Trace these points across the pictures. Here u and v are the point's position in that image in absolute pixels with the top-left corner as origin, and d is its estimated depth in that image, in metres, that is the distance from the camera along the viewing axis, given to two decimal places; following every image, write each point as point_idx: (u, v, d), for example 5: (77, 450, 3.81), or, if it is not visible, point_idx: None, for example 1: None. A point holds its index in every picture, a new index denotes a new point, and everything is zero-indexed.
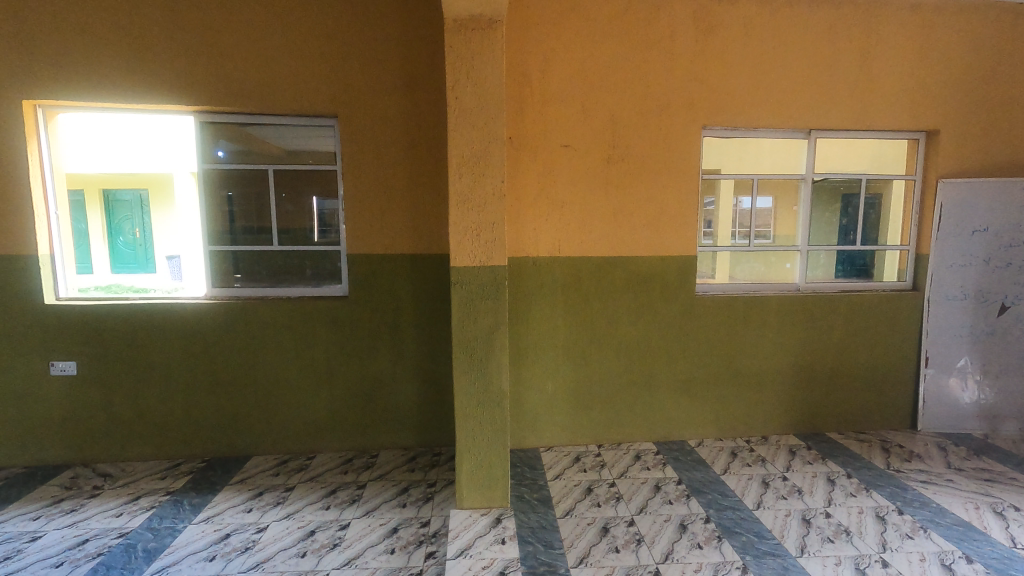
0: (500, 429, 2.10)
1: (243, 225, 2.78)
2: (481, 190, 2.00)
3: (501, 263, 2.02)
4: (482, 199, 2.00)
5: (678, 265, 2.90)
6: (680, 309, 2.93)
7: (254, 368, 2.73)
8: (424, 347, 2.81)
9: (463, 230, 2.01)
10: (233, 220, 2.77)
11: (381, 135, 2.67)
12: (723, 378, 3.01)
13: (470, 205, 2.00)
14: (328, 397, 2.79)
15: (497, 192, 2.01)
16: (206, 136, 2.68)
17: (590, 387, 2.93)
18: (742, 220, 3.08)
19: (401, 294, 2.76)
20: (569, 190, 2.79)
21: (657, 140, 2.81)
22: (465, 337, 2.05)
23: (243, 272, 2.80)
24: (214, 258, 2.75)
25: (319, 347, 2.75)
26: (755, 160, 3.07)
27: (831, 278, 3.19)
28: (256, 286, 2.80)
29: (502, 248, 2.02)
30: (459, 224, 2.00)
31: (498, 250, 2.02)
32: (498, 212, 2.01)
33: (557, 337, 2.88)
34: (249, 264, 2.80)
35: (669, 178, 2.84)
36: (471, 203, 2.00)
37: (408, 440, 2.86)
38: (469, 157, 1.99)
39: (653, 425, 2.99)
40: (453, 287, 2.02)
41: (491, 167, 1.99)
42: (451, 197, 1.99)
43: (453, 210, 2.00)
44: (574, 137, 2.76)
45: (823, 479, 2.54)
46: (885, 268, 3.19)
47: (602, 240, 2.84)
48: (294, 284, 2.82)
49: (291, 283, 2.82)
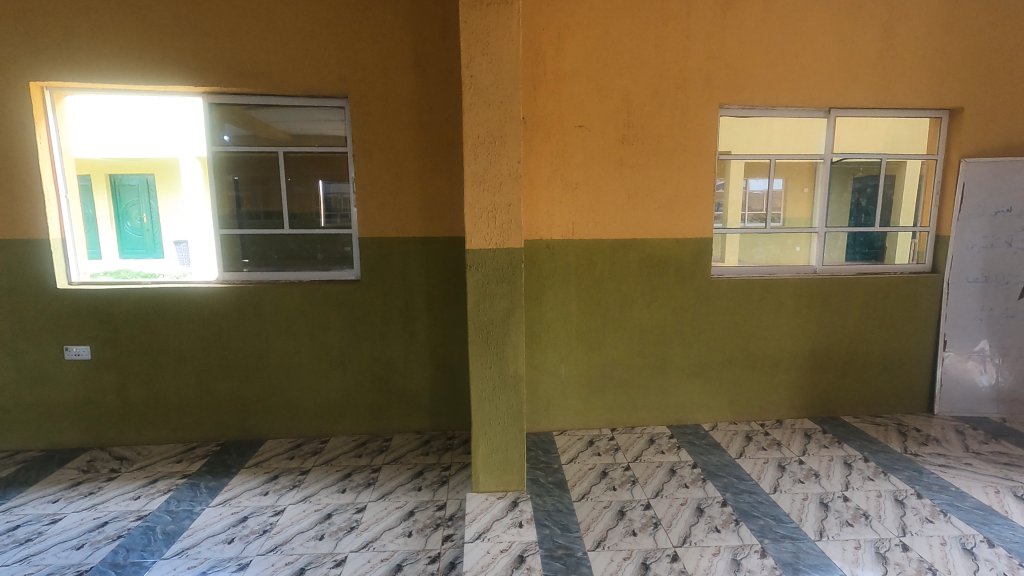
0: (516, 412, 2.09)
1: (252, 208, 2.74)
2: (498, 171, 1.96)
3: (517, 245, 1.99)
4: (498, 180, 1.97)
5: (693, 248, 2.85)
6: (695, 292, 2.89)
7: (267, 352, 2.73)
8: (436, 331, 2.79)
9: (478, 211, 1.97)
10: (241, 203, 2.73)
11: (392, 116, 2.62)
12: (737, 362, 2.98)
13: (486, 186, 1.97)
14: (341, 381, 2.78)
15: (514, 173, 1.97)
16: (212, 119, 2.64)
17: (604, 371, 2.91)
18: (757, 202, 3.02)
19: (413, 278, 2.73)
20: (583, 171, 2.74)
21: (674, 120, 2.75)
22: (481, 320, 2.02)
23: (251, 256, 2.77)
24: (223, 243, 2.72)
25: (331, 331, 2.74)
26: (766, 141, 3.02)
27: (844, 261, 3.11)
28: (266, 272, 2.77)
29: (518, 230, 1.99)
30: (474, 206, 1.97)
31: (514, 231, 1.99)
32: (514, 194, 1.98)
33: (571, 321, 2.85)
34: (259, 248, 2.77)
35: (685, 159, 2.79)
36: (487, 185, 1.97)
37: (421, 424, 2.85)
38: (486, 137, 1.94)
39: (667, 409, 2.98)
40: (468, 270, 1.99)
41: (507, 147, 1.95)
42: (467, 178, 1.95)
43: (468, 191, 1.96)
44: (589, 117, 2.70)
45: (840, 463, 2.52)
46: (897, 251, 3.13)
47: (616, 222, 2.80)
48: (304, 268, 2.79)
49: (301, 267, 2.79)
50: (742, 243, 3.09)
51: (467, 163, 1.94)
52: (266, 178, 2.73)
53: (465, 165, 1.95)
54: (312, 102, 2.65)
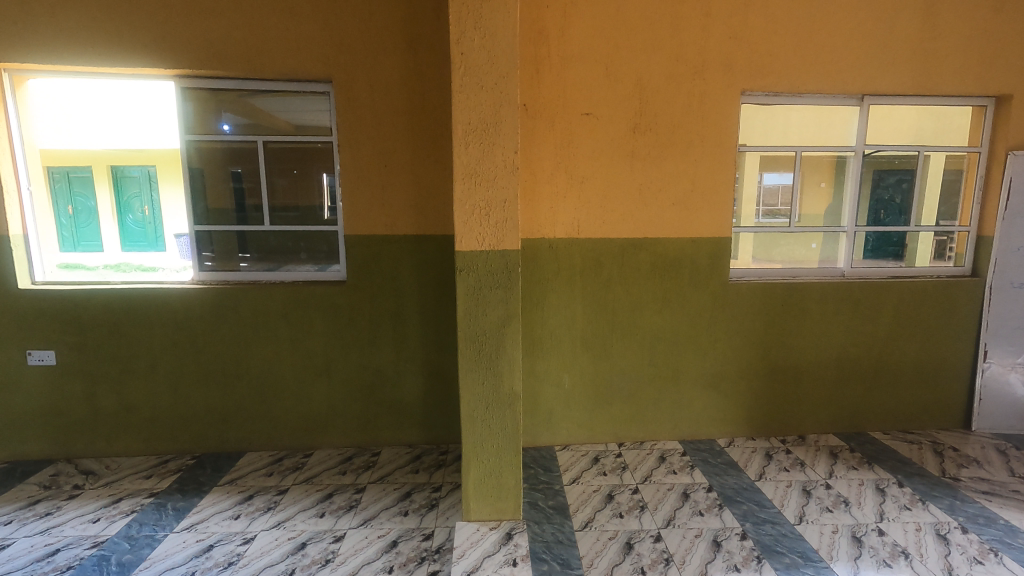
0: (512, 434, 1.87)
1: (231, 203, 2.53)
2: (492, 163, 1.73)
3: (513, 247, 1.76)
4: (493, 173, 1.73)
5: (709, 249, 2.61)
6: (711, 297, 2.65)
7: (246, 359, 2.52)
8: (429, 337, 2.57)
9: (469, 209, 1.74)
10: (219, 197, 2.52)
11: (381, 102, 2.39)
12: (756, 373, 2.74)
13: (478, 180, 1.74)
14: (326, 390, 2.57)
15: (510, 165, 1.73)
16: (185, 104, 2.42)
17: (611, 381, 2.69)
18: (781, 197, 2.76)
19: (404, 279, 2.51)
20: (590, 164, 2.50)
21: (690, 108, 2.50)
22: (472, 331, 1.80)
23: (252, 252, 2.57)
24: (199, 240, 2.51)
25: (316, 336, 2.53)
26: (783, 134, 2.73)
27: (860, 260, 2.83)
28: (246, 271, 2.57)
29: (515, 230, 1.76)
30: (465, 202, 1.74)
31: (511, 231, 1.76)
32: (510, 189, 1.74)
33: (575, 327, 2.62)
34: (238, 246, 2.56)
35: (702, 151, 2.54)
36: (480, 179, 1.74)
37: (412, 437, 2.64)
38: (478, 124, 1.71)
39: (678, 422, 2.75)
40: (458, 275, 1.77)
41: (503, 136, 1.72)
42: (456, 170, 1.72)
43: (458, 186, 1.73)
44: (596, 105, 2.46)
45: (871, 488, 2.28)
46: (920, 252, 2.84)
47: (626, 220, 2.56)
48: (287, 268, 2.58)
49: (284, 267, 2.58)
50: (758, 241, 2.84)
51: (456, 153, 1.71)
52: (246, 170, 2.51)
53: (454, 156, 1.72)
54: (294, 86, 2.43)
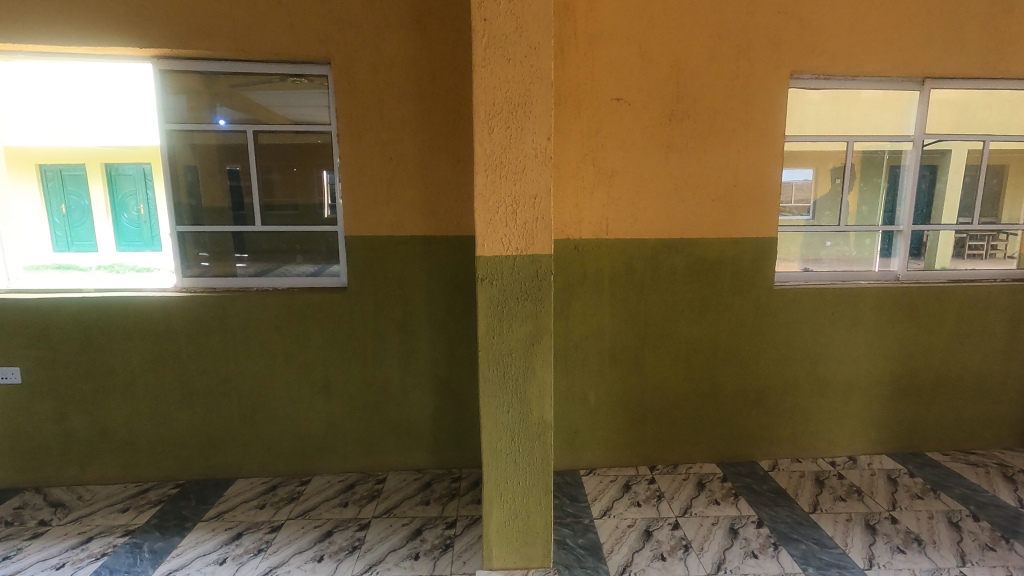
0: (541, 469, 1.60)
1: (216, 202, 2.25)
2: (519, 152, 1.46)
3: (545, 252, 1.49)
4: (520, 163, 1.46)
5: (753, 250, 2.34)
6: (754, 304, 2.38)
7: (235, 375, 2.25)
8: (440, 349, 2.30)
9: (493, 206, 1.47)
10: (203, 195, 2.24)
11: (385, 85, 2.12)
12: (802, 387, 2.47)
13: (503, 171, 1.46)
14: (325, 409, 2.30)
15: (541, 154, 1.46)
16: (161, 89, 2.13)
17: (642, 398, 2.42)
18: (800, 194, 2.45)
19: (412, 286, 2.24)
20: (620, 156, 2.23)
21: (733, 92, 2.23)
22: (496, 351, 1.53)
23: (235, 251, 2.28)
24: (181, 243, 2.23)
25: (313, 350, 2.26)
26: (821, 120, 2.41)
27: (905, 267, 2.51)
28: (232, 278, 2.28)
29: (547, 232, 1.49)
30: (488, 198, 1.47)
31: (542, 232, 1.48)
32: (541, 182, 1.47)
33: (604, 338, 2.35)
34: (225, 249, 2.27)
35: (746, 140, 2.26)
36: (506, 170, 1.46)
37: (421, 460, 2.37)
38: (504, 105, 1.44)
39: (716, 442, 2.48)
40: (479, 284, 1.50)
41: (533, 119, 1.45)
42: (478, 160, 1.45)
43: (480, 179, 1.46)
44: (628, 88, 2.19)
45: (944, 523, 2.01)
46: (936, 253, 2.56)
47: (660, 218, 2.28)
48: (279, 275, 2.29)
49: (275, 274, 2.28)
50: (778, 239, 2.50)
51: (477, 138, 1.44)
52: (235, 164, 2.23)
53: (475, 142, 1.44)
54: (286, 68, 2.13)
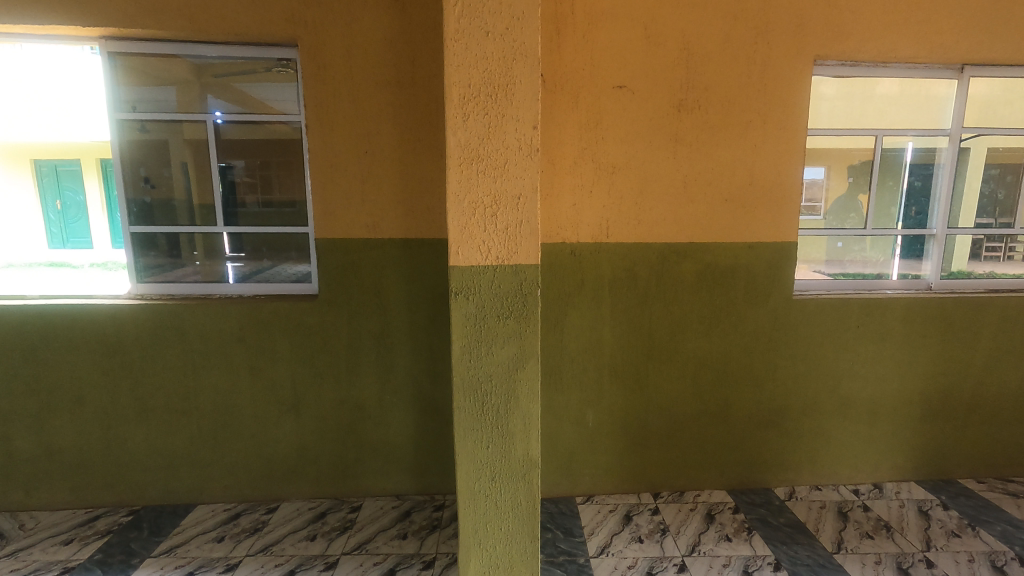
0: (526, 514, 1.38)
1: (184, 201, 2.05)
2: (500, 143, 1.23)
3: (529, 261, 1.27)
4: (501, 156, 1.23)
5: (770, 257, 2.10)
6: (771, 316, 2.15)
7: (194, 392, 2.04)
8: (421, 365, 2.08)
9: (468, 208, 1.24)
10: (168, 190, 2.05)
11: (359, 70, 1.89)
12: (823, 408, 2.24)
13: (481, 167, 1.23)
14: (294, 429, 2.09)
15: (525, 145, 1.23)
16: (121, 77, 1.95)
17: (645, 418, 2.19)
18: (814, 192, 2.20)
19: (390, 295, 2.02)
20: (622, 150, 2.00)
21: (749, 79, 1.99)
22: (473, 379, 1.30)
23: (200, 251, 2.08)
24: (157, 245, 2.06)
25: (281, 364, 2.04)
26: (849, 112, 2.17)
27: (939, 276, 2.27)
28: (209, 283, 2.08)
29: (532, 237, 1.26)
30: (463, 198, 1.24)
31: (526, 238, 1.26)
32: (525, 179, 1.24)
33: (603, 353, 2.13)
34: (216, 247, 2.07)
35: (763, 134, 2.03)
36: (484, 165, 1.23)
37: (400, 486, 2.16)
38: (482, 88, 1.21)
39: (727, 467, 2.25)
40: (453, 300, 1.28)
41: (517, 104, 1.22)
42: (450, 153, 1.22)
43: (453, 176, 1.23)
44: (632, 74, 1.96)
45: (986, 568, 1.77)
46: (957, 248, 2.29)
47: (667, 220, 2.05)
48: (259, 279, 2.09)
49: (254, 279, 2.09)
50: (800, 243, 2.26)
51: (450, 126, 1.21)
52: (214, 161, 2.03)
53: (448, 131, 1.21)
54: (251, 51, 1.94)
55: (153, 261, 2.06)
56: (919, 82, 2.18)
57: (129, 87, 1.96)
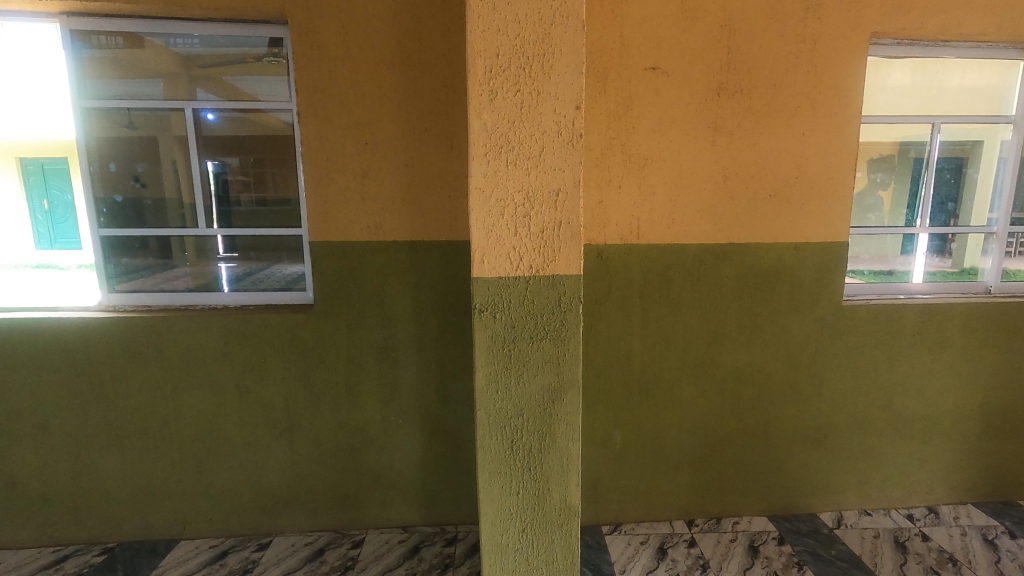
0: (563, 572, 1.16)
1: (172, 199, 1.82)
2: (534, 127, 1.00)
3: (569, 272, 1.05)
4: (535, 144, 1.01)
5: (818, 258, 1.88)
6: (818, 325, 1.93)
7: (174, 415, 1.81)
8: (430, 383, 1.85)
9: (495, 207, 1.02)
10: (158, 186, 1.82)
11: (357, 50, 1.66)
12: (873, 425, 2.02)
13: (510, 157, 1.01)
14: (287, 455, 1.87)
15: (565, 131, 1.01)
16: (102, 63, 1.73)
17: (678, 438, 1.97)
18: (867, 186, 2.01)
19: (395, 304, 1.80)
20: (655, 140, 1.77)
21: (797, 59, 1.77)
22: (502, 414, 1.08)
23: (192, 255, 1.85)
24: (148, 244, 1.82)
25: (272, 384, 1.82)
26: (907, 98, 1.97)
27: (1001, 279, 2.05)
28: (203, 291, 1.85)
29: (572, 243, 1.04)
30: (489, 195, 1.02)
31: (566, 244, 1.04)
32: (565, 171, 1.02)
33: (632, 367, 1.91)
34: (209, 247, 1.85)
35: (812, 121, 1.81)
36: (514, 154, 1.01)
37: (407, 517, 1.94)
38: (512, 60, 0.98)
39: (767, 491, 2.04)
40: (476, 318, 1.06)
41: (556, 79, 0.99)
42: (472, 140, 1.00)
43: (476, 168, 1.01)
44: (667, 54, 1.73)
45: None
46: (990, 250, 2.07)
47: (704, 219, 1.83)
48: (258, 281, 1.86)
49: (253, 285, 1.86)
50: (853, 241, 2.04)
51: (472, 107, 0.98)
52: (209, 159, 1.81)
53: (470, 113, 0.99)
54: (243, 31, 1.72)
55: (142, 261, 1.83)
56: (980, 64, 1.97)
57: (107, 72, 1.74)
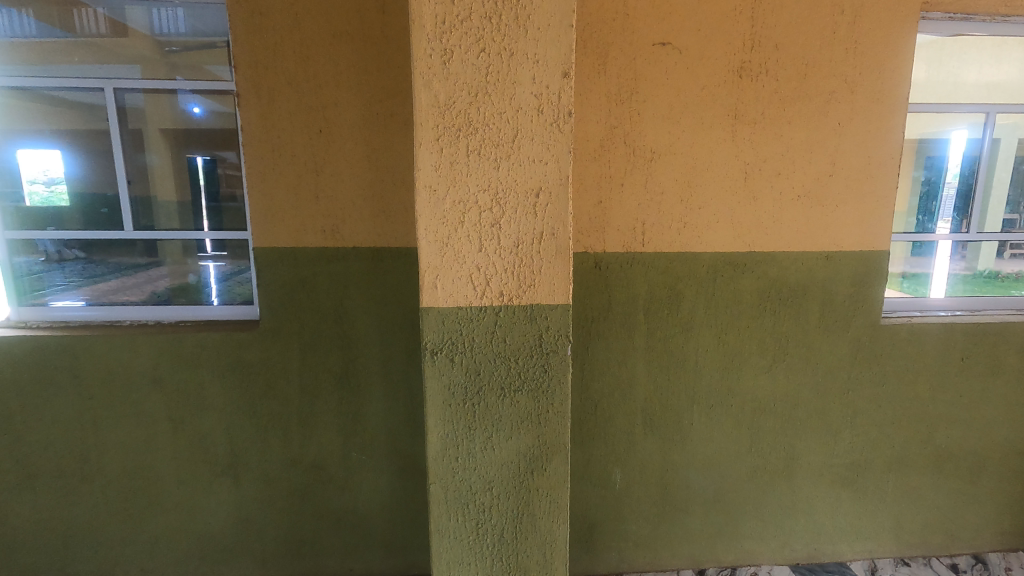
0: None
1: (158, 199, 1.58)
2: (504, 102, 0.73)
3: (551, 300, 0.78)
4: (506, 128, 0.74)
5: (854, 271, 1.61)
6: (852, 347, 1.66)
7: (96, 450, 1.54)
8: (397, 414, 1.58)
9: (453, 214, 0.75)
10: (145, 185, 1.57)
11: (308, 18, 1.39)
12: (914, 462, 1.75)
13: (472, 145, 0.74)
14: (230, 497, 1.59)
15: (547, 107, 0.74)
16: (69, 47, 1.49)
17: (688, 477, 1.70)
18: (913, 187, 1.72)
19: (355, 322, 1.52)
20: (665, 130, 1.50)
21: (834, 34, 1.49)
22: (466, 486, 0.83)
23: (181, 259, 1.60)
24: (133, 242, 1.58)
25: (211, 415, 1.55)
26: (963, 84, 1.67)
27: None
28: (189, 301, 1.60)
29: (556, 261, 0.78)
30: (444, 198, 0.76)
31: (547, 264, 0.77)
32: (548, 162, 0.75)
33: (636, 395, 1.64)
34: (195, 244, 1.59)
35: (850, 109, 1.53)
36: (479, 139, 0.74)
37: (371, 568, 1.67)
38: (475, 13, 0.72)
39: (791, 538, 1.77)
40: (432, 365, 0.80)
41: (535, 36, 0.72)
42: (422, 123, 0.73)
43: (427, 162, 0.75)
44: (680, 26, 1.45)
45: None
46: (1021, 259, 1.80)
47: (721, 223, 1.55)
48: (248, 283, 1.59)
49: (247, 291, 1.59)
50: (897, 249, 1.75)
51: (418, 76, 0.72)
52: (198, 154, 1.55)
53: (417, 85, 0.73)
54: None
55: (128, 260, 1.59)
56: (1009, 50, 1.67)
57: (43, 50, 1.49)
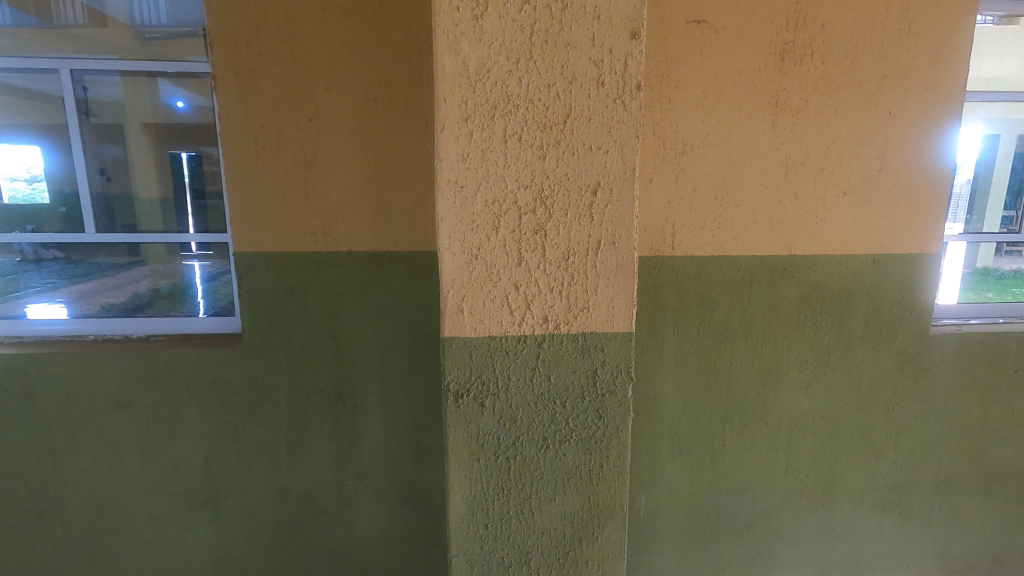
0: None
1: (138, 197, 1.41)
2: (541, 110, 0.70)
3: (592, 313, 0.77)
4: (545, 138, 0.71)
5: (903, 276, 1.46)
6: (899, 358, 1.51)
7: (55, 483, 1.36)
8: (397, 438, 1.41)
9: (487, 231, 0.73)
10: (126, 181, 1.40)
11: None
12: (962, 482, 1.61)
13: (505, 154, 0.71)
14: (210, 532, 1.42)
15: (587, 118, 0.71)
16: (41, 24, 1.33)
17: (719, 502, 1.54)
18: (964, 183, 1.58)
19: (350, 336, 1.35)
20: (699, 119, 1.34)
21: (886, 12, 1.33)
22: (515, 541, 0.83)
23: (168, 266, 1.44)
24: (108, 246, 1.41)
25: (187, 441, 1.37)
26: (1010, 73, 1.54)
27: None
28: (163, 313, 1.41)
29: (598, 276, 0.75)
30: (474, 216, 0.72)
31: (588, 280, 0.75)
32: (592, 176, 0.72)
33: (664, 413, 1.48)
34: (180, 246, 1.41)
35: (901, 96, 1.38)
36: (515, 150, 0.71)
37: None
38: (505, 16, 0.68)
39: (828, 566, 1.62)
40: (469, 415, 0.79)
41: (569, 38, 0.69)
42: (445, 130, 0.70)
43: (455, 173, 0.71)
44: (716, 2, 1.29)
45: None
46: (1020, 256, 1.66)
47: (759, 223, 1.40)
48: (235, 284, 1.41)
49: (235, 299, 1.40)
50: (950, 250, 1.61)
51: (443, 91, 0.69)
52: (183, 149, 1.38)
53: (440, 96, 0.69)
54: None
55: (105, 262, 1.42)
56: (1009, 44, 1.53)
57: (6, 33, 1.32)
